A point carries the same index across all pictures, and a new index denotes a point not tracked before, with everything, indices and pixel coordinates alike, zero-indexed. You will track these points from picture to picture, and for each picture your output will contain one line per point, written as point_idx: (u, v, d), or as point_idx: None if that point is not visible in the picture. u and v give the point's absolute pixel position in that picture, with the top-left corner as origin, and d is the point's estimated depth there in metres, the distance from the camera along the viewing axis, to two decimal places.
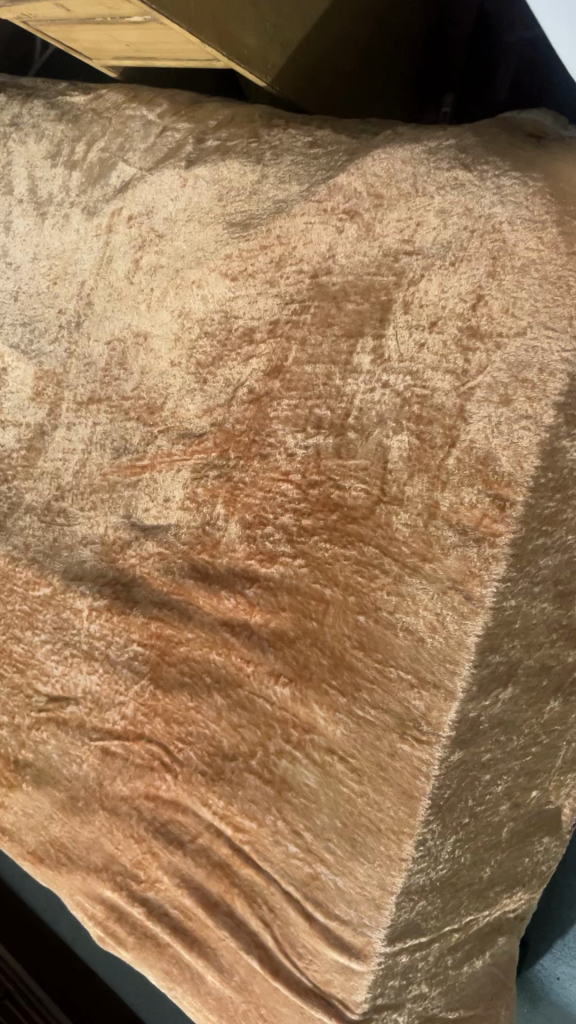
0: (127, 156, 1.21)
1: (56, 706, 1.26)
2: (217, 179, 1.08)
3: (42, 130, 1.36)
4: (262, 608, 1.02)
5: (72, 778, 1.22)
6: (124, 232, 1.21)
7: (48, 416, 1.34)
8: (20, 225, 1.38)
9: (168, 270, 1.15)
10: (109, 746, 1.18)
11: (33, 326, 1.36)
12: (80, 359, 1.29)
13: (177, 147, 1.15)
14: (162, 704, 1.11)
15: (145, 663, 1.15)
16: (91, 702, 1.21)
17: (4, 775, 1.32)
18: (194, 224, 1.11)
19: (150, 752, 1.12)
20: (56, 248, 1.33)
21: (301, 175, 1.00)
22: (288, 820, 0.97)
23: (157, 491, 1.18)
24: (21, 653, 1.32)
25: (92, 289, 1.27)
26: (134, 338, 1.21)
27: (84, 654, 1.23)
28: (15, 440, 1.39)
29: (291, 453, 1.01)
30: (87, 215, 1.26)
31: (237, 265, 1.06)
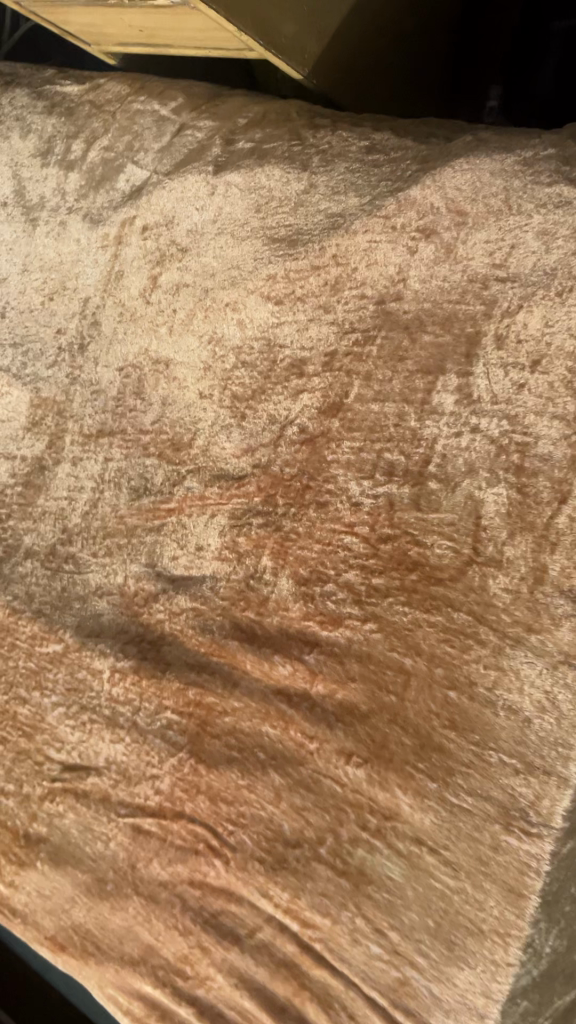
0: (137, 156, 1.07)
1: (74, 777, 1.13)
2: (253, 186, 0.95)
3: (27, 124, 1.20)
4: (326, 677, 0.90)
5: (96, 858, 1.10)
6: (137, 244, 1.07)
7: (49, 449, 1.19)
8: (7, 232, 1.23)
9: (194, 290, 1.01)
10: (142, 824, 1.06)
11: (25, 347, 1.21)
12: (85, 385, 1.15)
13: (200, 148, 1.01)
14: (206, 781, 0.99)
15: (181, 733, 1.02)
16: (116, 773, 1.09)
17: (13, 852, 1.18)
18: (225, 237, 0.98)
19: (193, 834, 1.00)
20: (51, 259, 1.18)
21: (360, 186, 0.88)
22: (369, 918, 0.86)
23: (187, 538, 1.05)
24: (28, 716, 1.19)
25: (97, 307, 1.13)
26: (151, 365, 1.07)
27: (106, 721, 1.09)
28: (8, 475, 1.24)
29: (356, 502, 0.89)
30: (89, 223, 1.12)
31: (282, 286, 0.93)
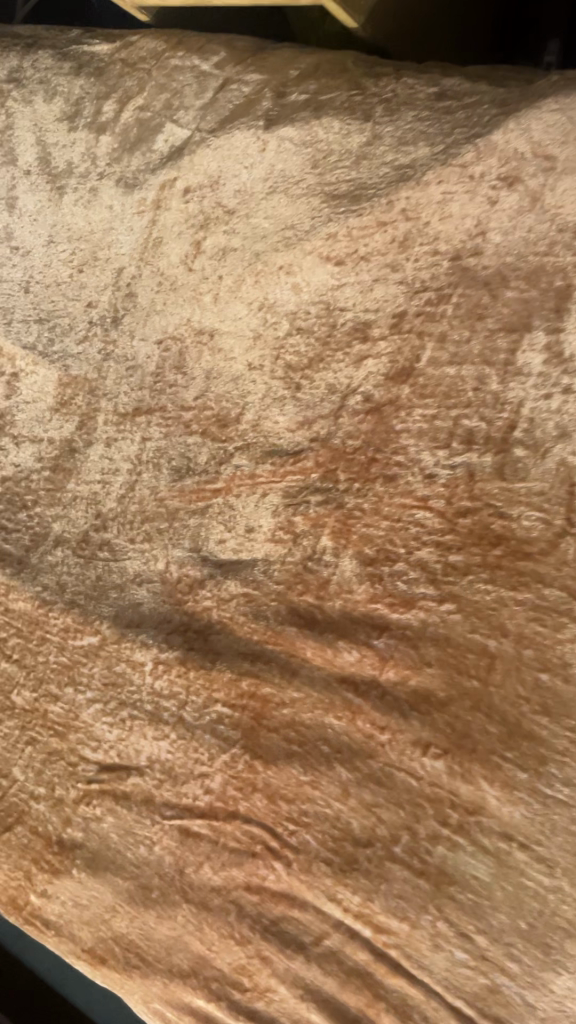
0: (177, 115, 1.00)
1: (113, 777, 1.06)
2: (309, 141, 0.89)
3: (52, 87, 1.13)
4: (399, 664, 0.84)
5: (139, 864, 1.03)
6: (178, 208, 1.00)
7: (79, 430, 1.12)
8: (30, 202, 1.16)
9: (242, 254, 0.95)
10: (190, 827, 0.99)
11: (52, 323, 1.14)
12: (119, 361, 1.08)
13: (248, 103, 0.94)
14: (263, 779, 0.93)
15: (234, 728, 0.95)
16: (160, 773, 1.02)
17: (45, 858, 1.11)
18: (278, 196, 0.92)
19: (249, 835, 0.93)
20: (80, 228, 1.11)
21: (431, 134, 0.82)
22: (453, 921, 0.80)
23: (235, 520, 0.99)
24: (60, 714, 1.11)
25: (132, 277, 1.06)
26: (194, 336, 1.01)
27: (148, 718, 1.03)
28: (35, 460, 1.17)
29: (431, 475, 0.82)
30: (124, 188, 1.05)
31: (344, 246, 0.87)
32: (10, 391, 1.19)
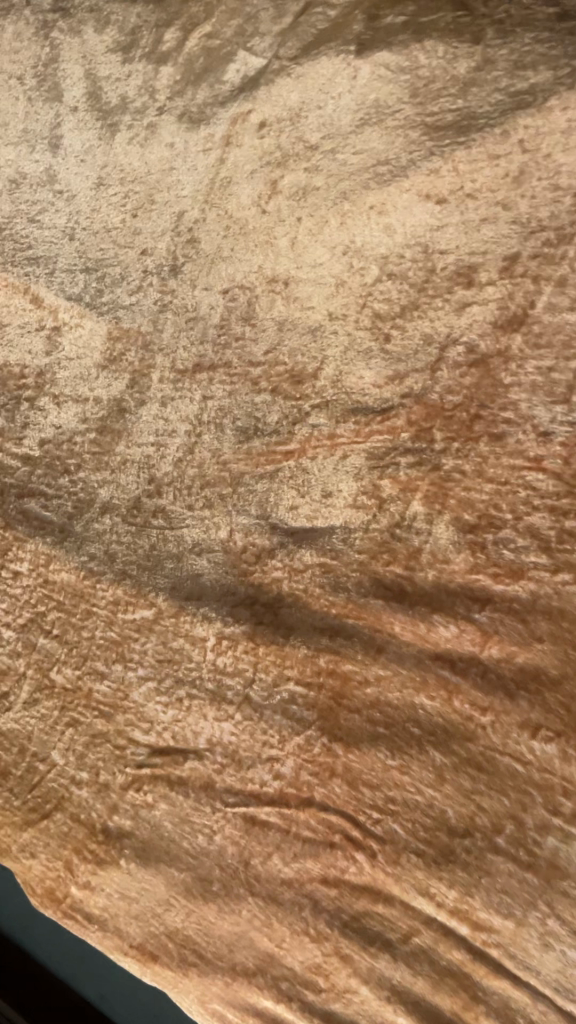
0: (251, 43, 0.92)
1: (167, 761, 0.98)
2: (409, 67, 0.81)
3: (104, 15, 1.05)
4: (504, 639, 0.78)
5: (197, 854, 0.95)
6: (251, 145, 0.92)
7: (130, 388, 1.04)
8: (77, 141, 1.07)
9: (326, 193, 0.87)
10: (257, 814, 0.91)
11: (101, 271, 1.06)
12: (178, 312, 1.00)
13: (335, 26, 0.86)
14: (344, 763, 0.85)
15: (309, 708, 0.88)
16: (222, 757, 0.94)
17: (88, 849, 1.03)
18: (370, 128, 0.84)
19: (326, 824, 0.86)
20: (135, 168, 1.03)
21: (555, 57, 0.74)
22: (566, 920, 0.73)
23: (309, 484, 0.91)
24: (107, 693, 1.04)
25: (195, 222, 0.98)
26: (266, 285, 0.93)
27: (209, 697, 0.95)
28: (78, 421, 1.09)
29: (545, 433, 0.76)
30: (188, 123, 0.97)
31: (448, 183, 0.80)
32: (51, 346, 1.11)
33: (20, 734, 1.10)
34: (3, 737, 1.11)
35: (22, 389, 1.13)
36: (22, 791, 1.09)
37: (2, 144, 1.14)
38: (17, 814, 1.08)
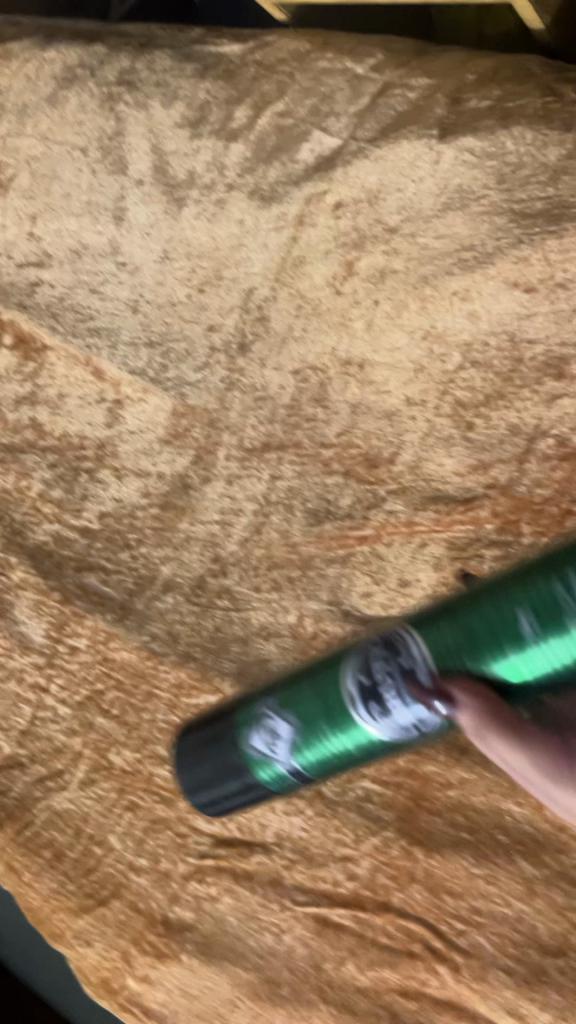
0: (326, 122, 0.91)
1: (232, 853, 0.93)
2: (495, 154, 0.80)
3: (171, 89, 1.02)
4: None
5: (264, 955, 0.89)
6: (325, 225, 0.91)
7: (194, 465, 1.03)
8: (141, 214, 1.05)
9: (407, 277, 0.85)
10: (329, 915, 0.87)
11: (166, 347, 1.04)
12: (246, 392, 0.99)
13: (417, 110, 0.86)
14: (425, 868, 0.83)
15: (386, 808, 0.86)
16: (292, 853, 0.90)
17: (147, 940, 0.96)
18: (454, 213, 0.82)
19: (405, 932, 0.83)
20: (202, 244, 1.01)
21: None
22: None
23: (384, 572, 0.88)
24: (168, 778, 0.98)
25: (265, 300, 0.97)
26: (339, 368, 0.92)
27: (278, 790, 0.91)
28: (140, 495, 1.06)
29: None
30: (258, 200, 0.95)
31: (537, 272, 0.78)
32: (112, 419, 1.09)
33: (74, 815, 1.02)
34: (55, 818, 1.03)
35: (81, 460, 1.11)
36: (77, 875, 1.00)
37: (63, 214, 1.11)
38: (72, 899, 1.00)
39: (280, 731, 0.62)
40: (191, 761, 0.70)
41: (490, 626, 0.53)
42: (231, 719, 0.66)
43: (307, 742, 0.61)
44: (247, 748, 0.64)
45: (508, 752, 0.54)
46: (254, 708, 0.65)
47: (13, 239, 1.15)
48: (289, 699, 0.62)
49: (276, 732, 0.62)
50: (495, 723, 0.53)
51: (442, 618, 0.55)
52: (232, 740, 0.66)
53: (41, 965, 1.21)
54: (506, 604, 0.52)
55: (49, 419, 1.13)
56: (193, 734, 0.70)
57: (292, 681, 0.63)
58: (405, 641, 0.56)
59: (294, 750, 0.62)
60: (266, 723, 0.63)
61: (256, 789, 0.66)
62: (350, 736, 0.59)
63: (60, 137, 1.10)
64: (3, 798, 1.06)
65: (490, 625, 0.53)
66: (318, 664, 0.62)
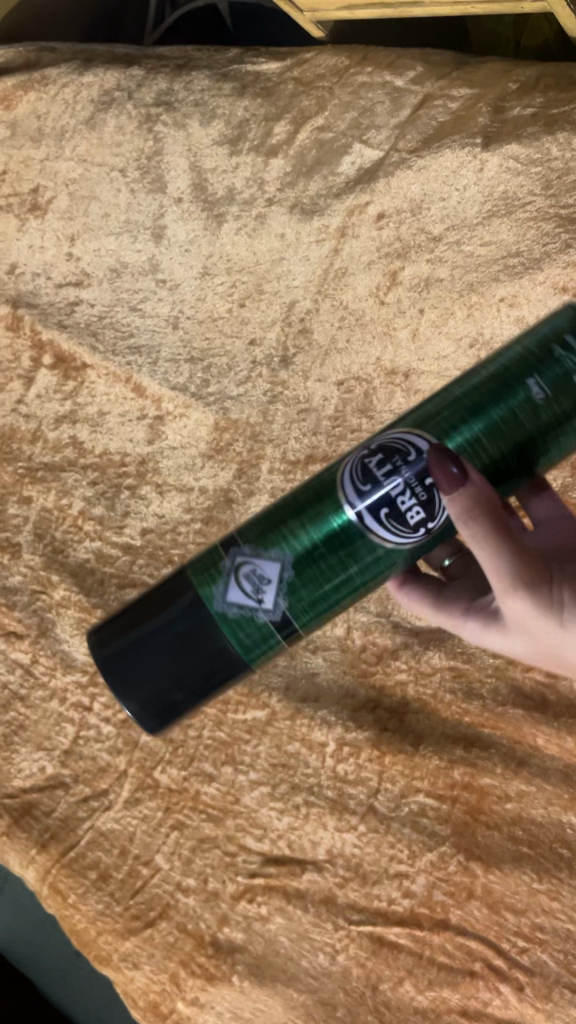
0: (366, 135, 0.94)
1: (283, 871, 0.90)
2: (540, 159, 0.82)
3: (209, 109, 1.04)
4: None
5: (318, 976, 0.86)
6: (368, 236, 0.93)
7: (238, 479, 1.02)
8: (180, 231, 1.06)
9: (452, 285, 0.88)
10: (386, 934, 0.85)
11: (207, 362, 1.04)
12: (289, 406, 1.00)
13: (459, 119, 0.88)
14: (484, 885, 0.83)
15: (441, 823, 0.86)
16: (344, 870, 0.88)
17: (195, 962, 0.89)
18: (499, 219, 0.85)
19: (465, 951, 0.82)
20: (242, 259, 1.02)
21: None
22: None
23: None
24: (215, 797, 0.95)
25: (306, 312, 0.99)
26: (385, 377, 0.94)
27: (329, 805, 0.91)
28: (183, 510, 1.04)
29: None
30: (300, 214, 0.97)
31: None
32: (153, 435, 1.07)
33: (119, 834, 0.97)
34: (100, 840, 0.97)
35: (122, 477, 1.07)
36: (124, 894, 0.94)
37: (102, 234, 1.11)
38: (118, 920, 0.93)
39: (266, 569, 0.56)
40: (117, 648, 0.59)
41: (490, 396, 0.55)
42: (180, 587, 0.59)
43: (302, 569, 0.56)
44: (221, 602, 0.57)
45: (498, 555, 0.54)
46: (219, 554, 0.58)
47: (52, 259, 1.14)
48: (257, 534, 0.58)
49: (260, 566, 0.57)
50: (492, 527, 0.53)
51: (445, 406, 0.56)
52: (185, 599, 0.58)
53: (86, 1000, 1.18)
54: (507, 377, 0.55)
55: (90, 437, 1.10)
56: (120, 622, 0.60)
57: (257, 521, 0.58)
58: (407, 445, 0.55)
59: (285, 588, 0.56)
60: (235, 560, 0.57)
61: (203, 654, 0.57)
62: (339, 548, 0.56)
63: (99, 159, 1.10)
64: (46, 819, 0.99)
65: (495, 398, 0.54)
66: (292, 497, 0.58)
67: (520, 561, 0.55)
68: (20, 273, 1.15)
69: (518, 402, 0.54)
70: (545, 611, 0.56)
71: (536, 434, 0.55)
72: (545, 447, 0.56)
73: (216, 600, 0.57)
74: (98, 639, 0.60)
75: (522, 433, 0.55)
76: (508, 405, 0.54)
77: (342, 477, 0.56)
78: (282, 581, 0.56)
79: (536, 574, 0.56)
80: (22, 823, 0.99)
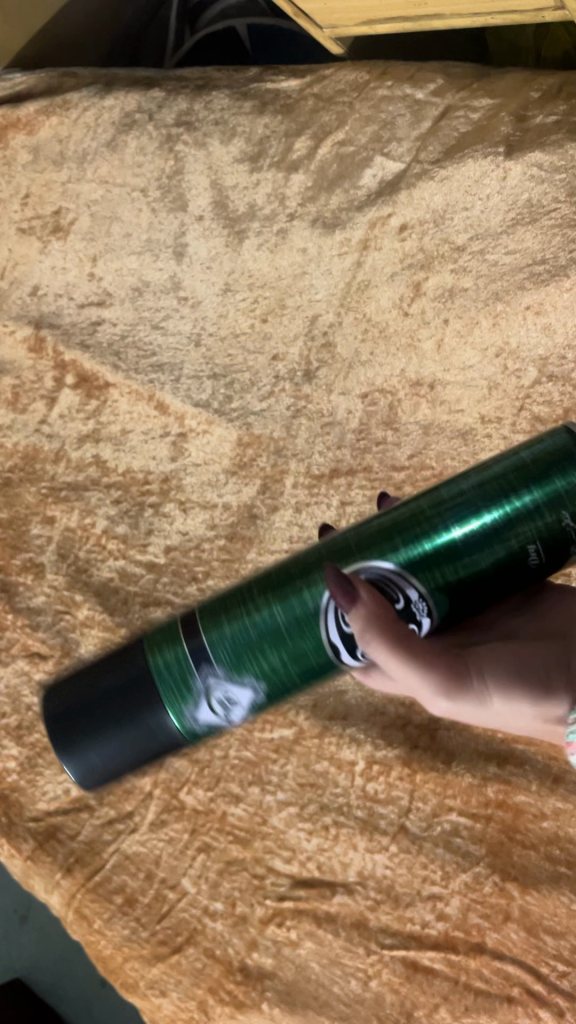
0: (388, 148, 0.95)
1: (313, 894, 0.88)
2: (564, 166, 0.84)
3: (230, 127, 1.04)
4: None
5: (350, 1004, 0.82)
6: (391, 247, 0.94)
7: (262, 494, 1.01)
8: (201, 249, 1.06)
9: (477, 294, 0.89)
10: (420, 959, 0.82)
11: (229, 378, 1.04)
12: (313, 419, 0.99)
13: (480, 130, 0.89)
14: (521, 907, 0.81)
15: (476, 843, 0.85)
16: (376, 892, 0.86)
17: (224, 989, 0.87)
18: (523, 228, 0.87)
19: (502, 975, 0.80)
20: (264, 275, 1.02)
21: None
22: None
23: None
24: (243, 818, 0.93)
25: (329, 326, 0.99)
26: (409, 388, 0.94)
27: (360, 826, 0.89)
28: (206, 527, 1.03)
29: None
30: (322, 228, 0.98)
31: None
32: (176, 452, 1.06)
33: (145, 858, 0.95)
34: (126, 864, 0.95)
35: (145, 494, 1.06)
36: (149, 921, 0.92)
37: (123, 254, 1.11)
38: (145, 946, 0.91)
39: (239, 696, 0.58)
40: (71, 712, 0.61)
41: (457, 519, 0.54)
42: (133, 675, 0.60)
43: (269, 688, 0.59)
44: (190, 721, 0.59)
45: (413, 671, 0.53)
46: (190, 673, 0.58)
47: (74, 281, 1.14)
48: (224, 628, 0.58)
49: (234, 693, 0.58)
50: (410, 643, 0.52)
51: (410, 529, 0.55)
52: (152, 711, 0.59)
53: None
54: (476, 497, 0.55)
55: (113, 455, 1.09)
56: (70, 689, 0.62)
57: (219, 617, 0.58)
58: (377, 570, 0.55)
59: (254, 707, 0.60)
60: (209, 683, 0.58)
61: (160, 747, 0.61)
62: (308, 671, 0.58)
63: (121, 180, 1.11)
64: (70, 843, 0.97)
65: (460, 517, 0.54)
66: (253, 587, 0.59)
67: (432, 667, 0.53)
68: (42, 294, 1.15)
69: (483, 520, 0.54)
70: (472, 704, 0.55)
71: (504, 555, 0.54)
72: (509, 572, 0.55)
73: (185, 709, 0.59)
74: (47, 700, 0.63)
75: (483, 554, 0.54)
76: (472, 520, 0.54)
77: (316, 587, 0.56)
78: (257, 700, 0.59)
79: (455, 671, 0.54)
80: (46, 847, 0.98)
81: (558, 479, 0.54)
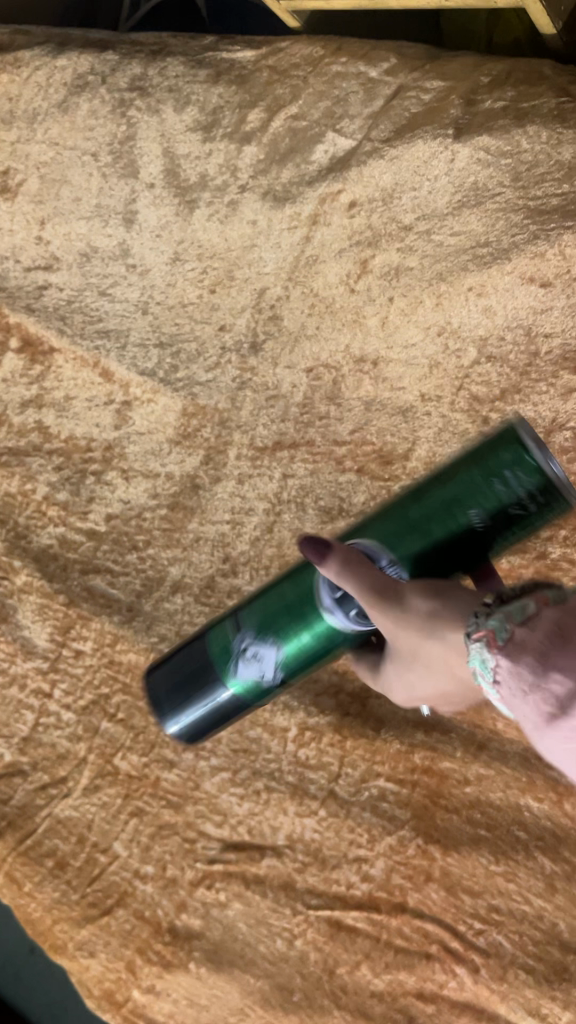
0: (339, 125, 0.96)
1: (242, 858, 0.90)
2: (511, 152, 0.86)
3: (183, 96, 1.04)
4: None
5: (275, 962, 0.85)
6: (340, 224, 0.95)
7: (205, 465, 1.02)
8: (151, 218, 1.06)
9: (421, 274, 0.91)
10: (344, 919, 0.85)
11: (176, 348, 1.04)
12: (257, 391, 1.00)
13: (432, 111, 0.91)
14: (442, 868, 0.84)
15: (401, 807, 0.87)
16: (304, 854, 0.88)
17: (152, 949, 0.88)
18: (469, 211, 0.88)
19: (422, 933, 0.83)
20: (214, 246, 1.03)
21: None
22: None
23: None
24: (175, 782, 0.94)
25: (277, 299, 1.00)
26: (353, 365, 0.95)
27: (290, 791, 0.91)
28: (148, 496, 1.03)
29: None
30: (272, 202, 0.99)
31: (553, 266, 0.83)
32: (120, 420, 1.06)
33: (76, 822, 0.95)
34: (57, 827, 0.96)
35: (87, 462, 1.06)
36: (80, 883, 0.93)
37: (72, 218, 1.10)
38: (75, 909, 0.92)
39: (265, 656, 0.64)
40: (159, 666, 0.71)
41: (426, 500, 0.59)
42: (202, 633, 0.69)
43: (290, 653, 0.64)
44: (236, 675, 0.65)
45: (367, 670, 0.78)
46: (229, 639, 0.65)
47: (21, 242, 1.12)
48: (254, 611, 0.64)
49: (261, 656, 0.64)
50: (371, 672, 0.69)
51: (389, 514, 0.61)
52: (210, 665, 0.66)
53: (40, 994, 1.16)
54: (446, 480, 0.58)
55: (55, 421, 1.08)
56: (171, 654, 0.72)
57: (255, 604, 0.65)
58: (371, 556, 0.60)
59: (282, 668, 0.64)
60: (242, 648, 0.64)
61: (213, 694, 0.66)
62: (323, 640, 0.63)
63: (71, 143, 1.10)
64: (2, 807, 0.98)
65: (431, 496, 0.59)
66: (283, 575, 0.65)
67: None
68: None
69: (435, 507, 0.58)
70: None
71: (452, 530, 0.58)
72: (457, 549, 0.59)
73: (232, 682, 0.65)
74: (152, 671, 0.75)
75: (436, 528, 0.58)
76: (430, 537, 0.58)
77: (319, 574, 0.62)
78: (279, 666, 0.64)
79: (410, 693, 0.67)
80: None
81: (499, 471, 0.56)
